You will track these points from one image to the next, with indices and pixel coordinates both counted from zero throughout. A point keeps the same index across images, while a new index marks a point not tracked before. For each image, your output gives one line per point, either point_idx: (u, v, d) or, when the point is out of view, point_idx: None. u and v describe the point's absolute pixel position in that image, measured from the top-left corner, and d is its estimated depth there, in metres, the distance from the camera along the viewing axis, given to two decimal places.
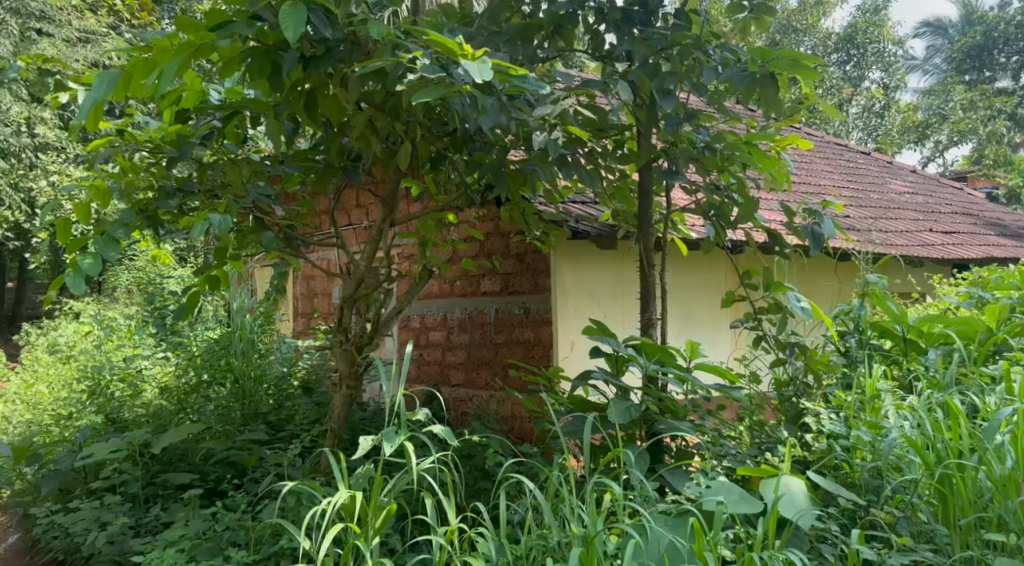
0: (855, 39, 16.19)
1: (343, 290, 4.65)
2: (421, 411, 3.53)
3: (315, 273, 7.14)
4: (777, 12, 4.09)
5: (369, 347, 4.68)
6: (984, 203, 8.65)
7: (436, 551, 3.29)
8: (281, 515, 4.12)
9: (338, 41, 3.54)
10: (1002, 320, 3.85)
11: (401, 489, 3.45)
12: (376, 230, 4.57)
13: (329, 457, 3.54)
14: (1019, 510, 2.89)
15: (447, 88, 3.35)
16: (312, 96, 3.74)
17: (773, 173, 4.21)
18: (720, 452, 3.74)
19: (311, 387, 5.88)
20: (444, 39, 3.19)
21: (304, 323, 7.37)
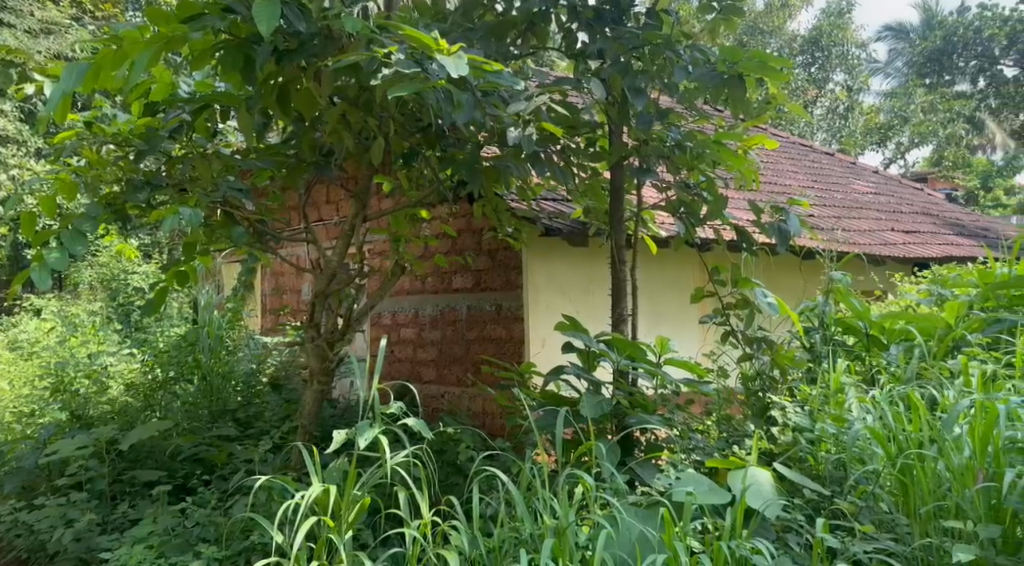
0: (820, 42, 16.54)
1: (314, 286, 4.60)
2: (394, 405, 3.51)
3: (284, 269, 7.15)
4: (747, 14, 4.15)
5: (341, 342, 4.68)
6: (946, 204, 8.81)
7: (409, 545, 3.29)
8: (252, 511, 4.08)
9: (312, 36, 3.54)
10: (961, 317, 3.93)
11: (374, 483, 3.41)
12: (349, 226, 4.54)
13: (301, 448, 3.48)
14: (975, 499, 2.93)
15: (422, 83, 3.34)
16: (285, 90, 3.74)
17: (742, 171, 4.27)
18: (689, 446, 3.81)
19: (280, 383, 5.89)
20: (419, 34, 3.22)
21: (273, 319, 7.40)
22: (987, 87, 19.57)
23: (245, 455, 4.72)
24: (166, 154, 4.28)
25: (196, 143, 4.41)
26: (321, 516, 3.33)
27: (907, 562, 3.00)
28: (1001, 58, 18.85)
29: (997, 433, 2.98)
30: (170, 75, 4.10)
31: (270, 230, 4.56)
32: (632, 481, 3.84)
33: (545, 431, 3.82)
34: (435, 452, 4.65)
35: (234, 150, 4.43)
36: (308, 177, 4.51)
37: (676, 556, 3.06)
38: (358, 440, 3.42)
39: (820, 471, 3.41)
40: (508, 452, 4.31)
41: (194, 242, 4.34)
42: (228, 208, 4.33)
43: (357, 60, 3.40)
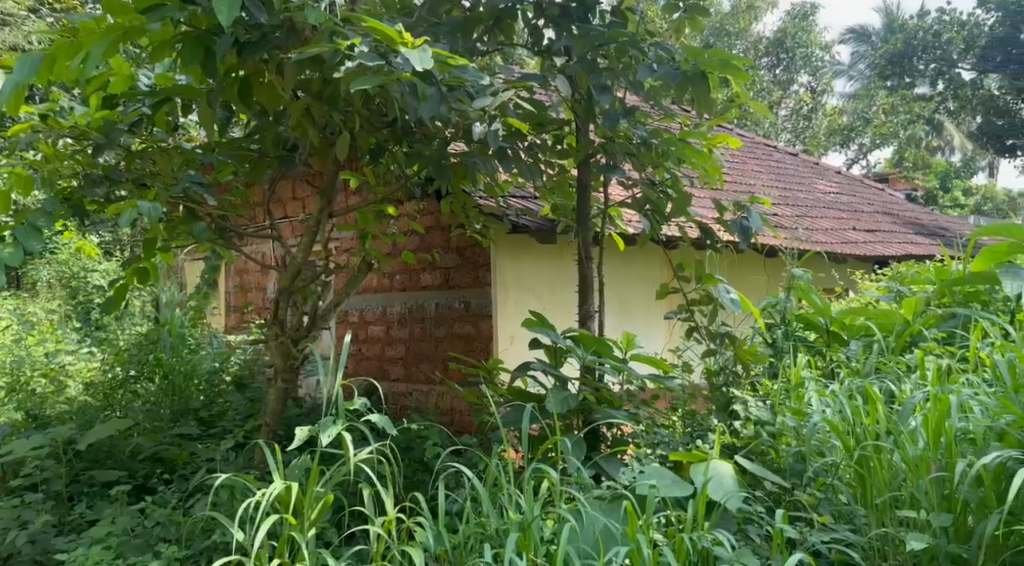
0: (785, 43, 17.06)
1: (278, 283, 4.56)
2: (358, 400, 3.47)
3: (248, 266, 7.12)
4: (712, 13, 4.20)
5: (306, 339, 4.67)
6: (908, 205, 8.94)
7: (373, 542, 3.29)
8: (213, 511, 4.07)
9: (274, 28, 3.54)
10: (919, 313, 4.02)
11: (338, 480, 3.39)
12: (314, 221, 4.50)
13: (262, 445, 3.43)
14: (928, 489, 2.98)
15: (386, 76, 3.35)
16: (247, 83, 3.72)
17: (707, 168, 4.31)
18: (654, 440, 3.84)
19: (243, 382, 5.87)
20: (384, 26, 3.24)
21: (237, 317, 7.37)
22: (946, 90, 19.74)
23: (207, 454, 4.70)
24: (125, 148, 4.25)
25: (156, 136, 4.38)
26: (282, 513, 3.30)
27: (865, 552, 3.06)
28: (959, 62, 19.00)
29: (949, 425, 3.03)
30: (128, 66, 3.99)
31: (233, 226, 4.52)
32: (598, 475, 3.88)
33: (511, 427, 3.84)
34: (401, 448, 4.66)
35: (195, 144, 4.41)
36: (272, 172, 4.49)
37: (639, 549, 3.09)
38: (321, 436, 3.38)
39: (781, 464, 3.46)
40: (474, 448, 4.31)
41: (154, 237, 4.28)
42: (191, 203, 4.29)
43: (321, 53, 3.39)
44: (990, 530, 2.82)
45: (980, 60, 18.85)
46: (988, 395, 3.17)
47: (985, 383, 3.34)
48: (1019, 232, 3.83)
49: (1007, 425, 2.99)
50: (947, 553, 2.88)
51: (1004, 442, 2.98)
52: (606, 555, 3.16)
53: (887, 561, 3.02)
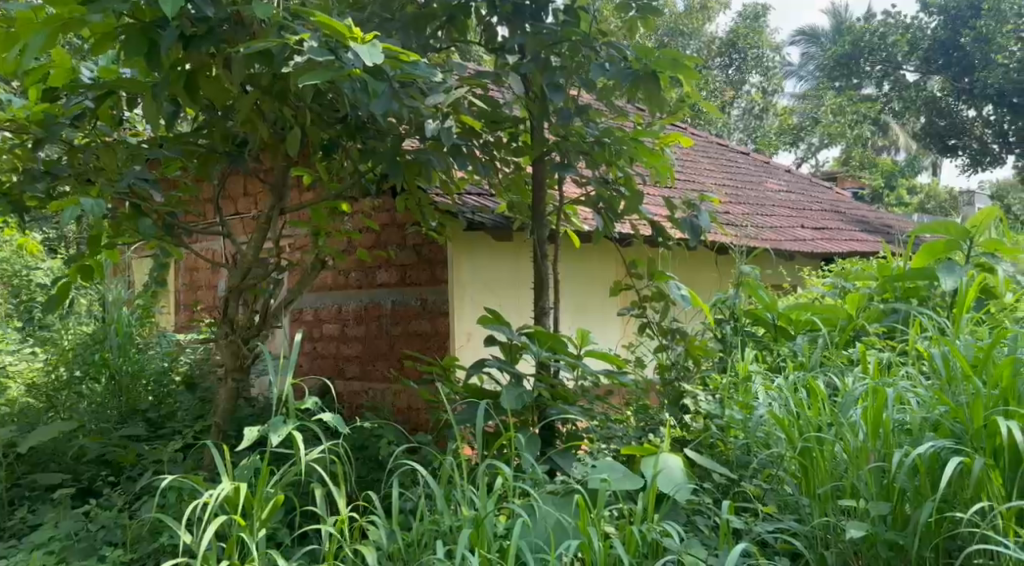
0: (737, 44, 17.34)
1: (229, 281, 4.53)
2: (308, 400, 3.38)
3: (199, 264, 7.07)
4: (663, 13, 4.25)
5: (257, 338, 4.64)
6: (852, 201, 9.15)
7: (326, 541, 3.26)
8: (160, 512, 4.03)
9: (220, 21, 3.53)
10: (862, 308, 4.12)
11: (289, 480, 3.35)
12: (265, 218, 4.47)
13: (209, 447, 3.30)
14: (869, 479, 3.05)
15: (335, 71, 3.34)
16: (193, 78, 3.69)
17: (657, 168, 4.37)
18: (607, 435, 3.90)
19: (193, 382, 5.83)
20: (333, 21, 3.25)
21: (187, 315, 7.32)
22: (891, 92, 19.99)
23: (154, 454, 4.62)
24: (69, 142, 4.20)
25: (101, 131, 4.33)
26: (230, 516, 3.24)
27: (809, 541, 3.13)
28: (904, 64, 19.33)
29: (887, 416, 3.10)
30: (70, 59, 3.98)
31: (181, 222, 4.48)
32: (552, 470, 3.92)
33: (465, 424, 3.85)
34: (356, 447, 4.67)
35: (141, 139, 4.36)
36: (221, 168, 4.46)
37: (589, 543, 3.13)
38: (271, 435, 3.30)
39: (729, 456, 3.56)
40: (427, 445, 4.33)
41: (99, 234, 4.23)
42: (138, 199, 4.25)
43: (269, 47, 3.37)
44: (925, 517, 2.89)
45: (923, 63, 19.03)
46: (925, 387, 3.23)
47: (923, 375, 3.42)
48: (955, 228, 3.97)
49: (941, 416, 3.07)
50: (885, 540, 2.96)
51: (938, 432, 3.06)
52: (558, 549, 3.18)
53: (829, 550, 3.09)
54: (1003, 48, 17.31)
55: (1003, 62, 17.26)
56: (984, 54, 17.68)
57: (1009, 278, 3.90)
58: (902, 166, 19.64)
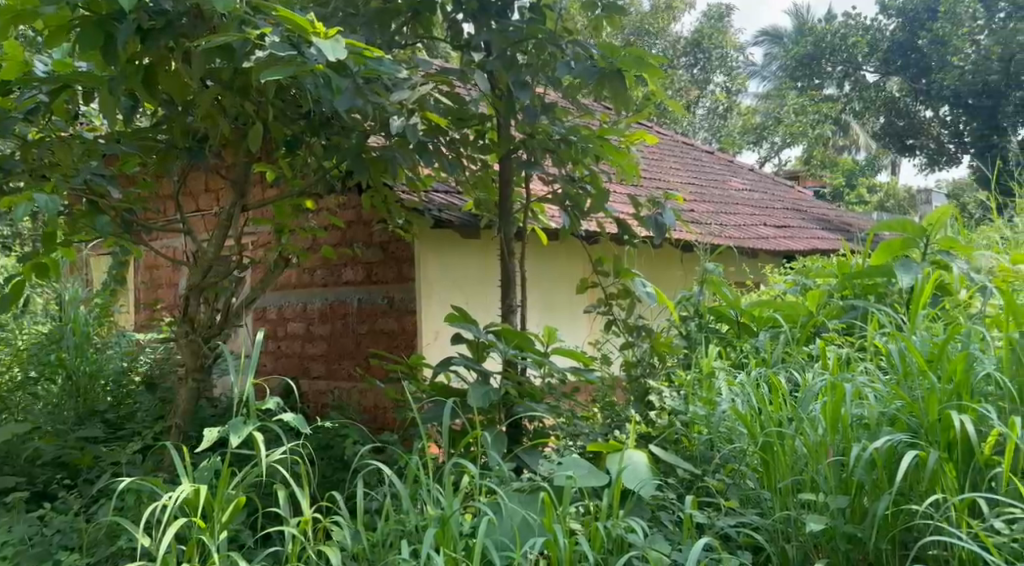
0: (702, 44, 17.46)
1: (190, 279, 4.48)
2: (269, 400, 3.32)
3: (159, 262, 7.01)
4: (628, 12, 4.29)
5: (219, 337, 4.60)
6: (812, 199, 9.27)
7: (288, 543, 3.25)
8: (119, 514, 3.97)
9: (179, 14, 3.50)
10: (822, 305, 4.15)
11: (251, 481, 3.31)
12: (226, 215, 4.42)
13: (167, 447, 3.23)
14: (828, 472, 3.10)
15: (298, 68, 3.32)
16: (151, 72, 3.66)
17: (623, 166, 4.41)
18: (573, 432, 3.95)
19: (153, 382, 5.78)
20: (295, 15, 3.23)
21: (148, 314, 7.24)
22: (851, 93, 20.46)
23: (111, 457, 4.58)
24: (23, 137, 4.13)
25: (55, 126, 4.27)
26: (190, 518, 3.19)
27: (770, 534, 3.19)
28: (864, 65, 19.99)
29: (845, 412, 3.15)
30: (22, 52, 3.95)
31: (140, 220, 4.42)
32: (519, 468, 3.95)
33: (431, 422, 3.85)
34: (321, 447, 4.67)
35: (97, 135, 4.30)
36: (181, 164, 4.41)
37: (555, 540, 3.15)
38: (231, 436, 3.22)
39: (692, 452, 3.60)
40: (393, 444, 4.33)
41: (54, 230, 4.17)
42: (94, 196, 4.19)
43: (229, 42, 3.34)
44: (882, 509, 2.95)
45: (883, 64, 19.60)
46: (882, 382, 3.29)
47: (881, 370, 3.48)
48: (912, 227, 4.04)
49: (897, 411, 3.14)
50: (844, 534, 3.02)
51: (895, 427, 3.13)
52: (523, 546, 3.19)
53: (790, 544, 3.14)
54: (958, 50, 17.73)
55: (959, 65, 17.45)
56: (941, 56, 18.30)
57: (964, 275, 3.93)
58: (862, 165, 19.97)
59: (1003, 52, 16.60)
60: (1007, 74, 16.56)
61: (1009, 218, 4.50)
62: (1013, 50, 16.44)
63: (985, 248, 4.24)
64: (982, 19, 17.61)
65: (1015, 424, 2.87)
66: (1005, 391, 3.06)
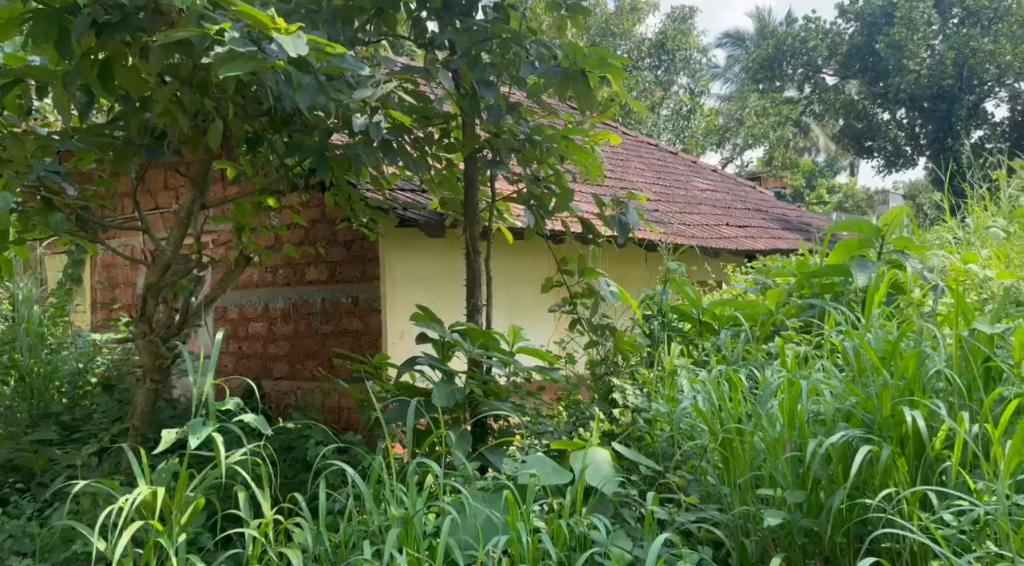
0: (665, 46, 17.58)
1: (148, 279, 4.39)
2: (229, 401, 3.28)
3: (117, 261, 6.96)
4: (592, 13, 4.32)
5: (176, 337, 4.50)
6: (773, 200, 9.39)
7: (249, 545, 3.22)
8: (73, 517, 3.90)
9: (137, 8, 3.48)
10: (782, 304, 4.22)
11: (210, 483, 3.27)
12: (185, 214, 4.34)
13: (124, 448, 3.19)
14: (786, 468, 3.15)
15: (257, 64, 3.29)
16: (108, 67, 3.62)
17: (589, 166, 4.47)
18: (539, 429, 3.99)
19: (110, 383, 5.70)
20: (256, 11, 3.18)
21: (105, 314, 7.15)
22: (812, 94, 20.89)
23: (66, 460, 4.50)
24: None
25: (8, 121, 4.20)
26: (147, 520, 3.15)
27: (729, 529, 3.24)
28: (823, 67, 20.37)
29: (801, 408, 3.21)
30: None
31: (97, 217, 4.36)
32: (483, 466, 3.97)
33: (395, 422, 3.85)
34: (284, 447, 4.64)
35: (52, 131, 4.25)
36: (139, 161, 4.36)
37: (518, 538, 3.16)
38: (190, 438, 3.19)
39: (655, 449, 3.65)
40: (356, 444, 4.33)
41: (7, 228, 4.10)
42: (49, 193, 4.11)
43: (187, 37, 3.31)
44: (837, 504, 3.01)
45: (841, 66, 20.02)
46: (837, 378, 3.36)
47: (837, 368, 3.55)
48: (868, 227, 4.12)
49: (852, 406, 3.20)
50: (801, 528, 3.07)
51: (850, 422, 3.19)
52: (486, 544, 3.22)
53: (749, 539, 3.19)
54: (914, 54, 18.08)
55: (915, 68, 17.81)
56: (897, 59, 18.41)
57: (917, 275, 3.99)
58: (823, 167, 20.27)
59: (956, 56, 17.29)
60: (960, 78, 17.40)
61: (960, 218, 4.61)
62: (965, 55, 17.14)
63: (938, 248, 4.33)
64: (936, 25, 17.89)
65: (964, 419, 2.94)
66: (955, 387, 3.13)
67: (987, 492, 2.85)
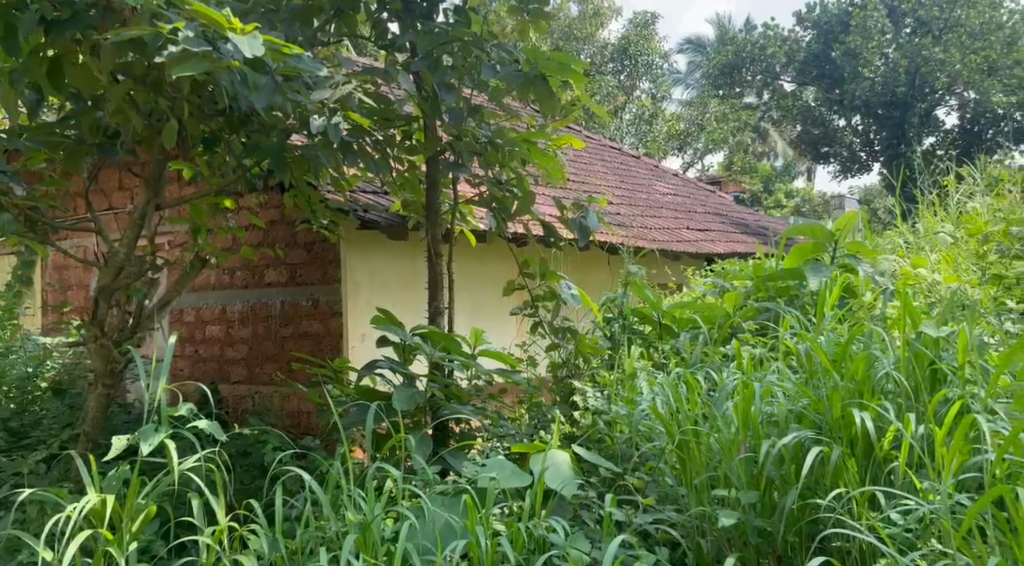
0: (628, 50, 17.65)
1: (100, 281, 4.33)
2: (183, 407, 3.24)
3: (69, 263, 6.88)
4: (553, 18, 4.34)
5: (129, 341, 4.44)
6: (733, 204, 9.49)
7: (202, 552, 3.18)
8: (18, 526, 3.82)
9: (87, 6, 3.46)
10: (739, 307, 4.27)
11: (163, 491, 3.23)
12: (139, 216, 4.29)
13: (73, 455, 3.14)
14: (740, 469, 3.20)
15: (211, 63, 3.27)
16: (57, 64, 3.58)
17: (549, 169, 4.44)
18: (500, 432, 4.00)
19: (62, 388, 5.61)
20: (209, 9, 3.17)
21: (56, 317, 7.04)
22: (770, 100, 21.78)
23: (14, 467, 4.41)
24: None
25: None
26: (97, 529, 3.10)
27: (686, 530, 3.27)
28: (782, 74, 21.15)
29: (755, 410, 3.25)
30: None
31: (48, 219, 4.29)
32: (443, 469, 3.97)
33: (354, 426, 3.84)
34: (240, 452, 4.59)
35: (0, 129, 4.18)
36: (92, 161, 4.31)
37: (477, 542, 3.16)
38: (141, 444, 3.15)
39: (614, 451, 3.68)
40: (314, 448, 4.31)
41: None
42: None
43: (139, 35, 3.28)
44: (789, 503, 3.05)
45: (798, 73, 20.87)
46: (790, 380, 3.40)
47: (791, 369, 3.59)
48: (822, 232, 4.18)
49: (804, 408, 3.25)
50: (755, 527, 3.11)
51: (802, 424, 3.24)
52: (445, 549, 3.22)
53: (705, 539, 3.23)
54: (868, 61, 18.79)
55: (869, 76, 18.51)
56: (852, 66, 19.18)
57: (869, 279, 4.05)
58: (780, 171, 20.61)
59: (909, 64, 18.14)
60: (913, 86, 18.13)
61: (912, 224, 4.69)
62: (917, 62, 18.05)
63: (890, 252, 4.41)
64: (890, 34, 18.76)
65: (910, 421, 3.00)
66: (905, 390, 3.18)
67: (931, 491, 2.90)
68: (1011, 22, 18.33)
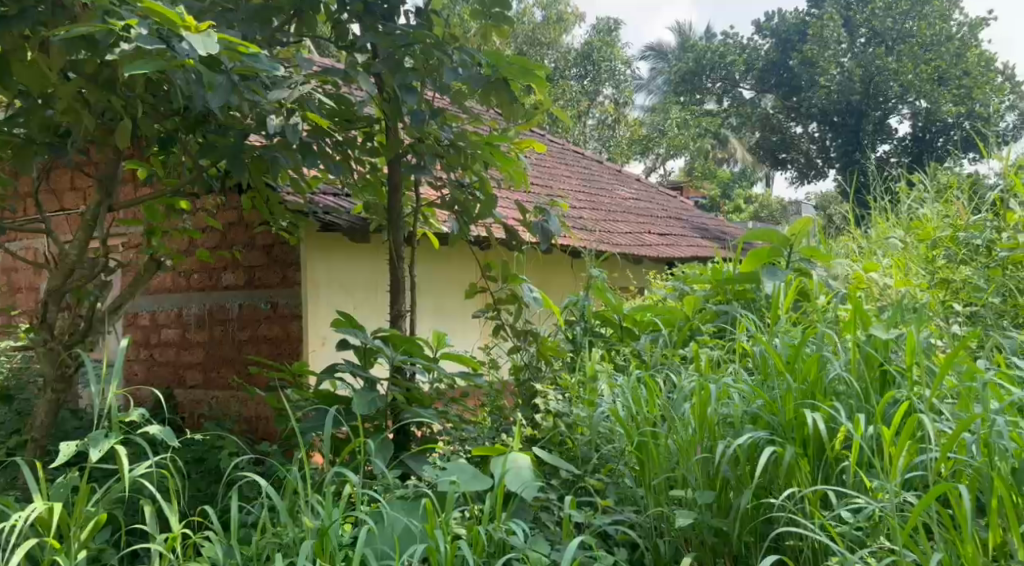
0: (591, 57, 17.81)
1: (51, 282, 4.25)
2: (135, 412, 3.18)
3: (19, 265, 6.77)
4: (515, 22, 4.35)
5: (81, 345, 4.35)
6: (694, 209, 9.56)
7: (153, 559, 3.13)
8: None
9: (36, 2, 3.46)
10: (698, 310, 4.31)
11: (114, 497, 3.17)
12: (91, 216, 4.22)
13: (19, 462, 3.07)
14: (696, 469, 3.22)
15: (166, 61, 3.21)
16: (5, 60, 3.52)
17: (511, 173, 4.44)
18: (461, 436, 3.99)
19: (13, 392, 5.51)
20: (162, 7, 3.13)
21: (6, 319, 6.92)
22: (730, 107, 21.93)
23: None
24: None
25: None
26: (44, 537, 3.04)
27: (645, 531, 3.28)
28: (741, 82, 21.45)
29: (711, 412, 3.28)
30: None
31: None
32: (404, 473, 3.94)
33: (314, 430, 3.82)
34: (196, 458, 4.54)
35: None
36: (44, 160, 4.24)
37: (436, 547, 3.13)
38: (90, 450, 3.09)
39: (574, 453, 3.68)
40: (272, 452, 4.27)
41: None
42: None
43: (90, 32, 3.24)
44: (744, 503, 3.08)
45: (758, 81, 21.14)
46: (745, 383, 3.43)
47: (747, 371, 3.63)
48: (778, 236, 4.24)
49: (759, 409, 3.28)
50: (711, 527, 3.13)
51: (757, 425, 3.27)
52: (403, 554, 3.20)
53: (662, 539, 3.25)
54: (825, 70, 19.14)
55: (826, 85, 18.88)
56: (810, 75, 19.60)
57: (823, 282, 4.10)
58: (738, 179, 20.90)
59: (864, 73, 18.54)
60: (868, 94, 18.53)
61: (867, 229, 4.77)
62: (870, 72, 18.37)
63: (844, 256, 4.48)
64: (845, 43, 19.20)
65: (860, 422, 3.04)
66: (859, 391, 3.22)
67: (881, 491, 2.93)
68: (962, 33, 18.84)
